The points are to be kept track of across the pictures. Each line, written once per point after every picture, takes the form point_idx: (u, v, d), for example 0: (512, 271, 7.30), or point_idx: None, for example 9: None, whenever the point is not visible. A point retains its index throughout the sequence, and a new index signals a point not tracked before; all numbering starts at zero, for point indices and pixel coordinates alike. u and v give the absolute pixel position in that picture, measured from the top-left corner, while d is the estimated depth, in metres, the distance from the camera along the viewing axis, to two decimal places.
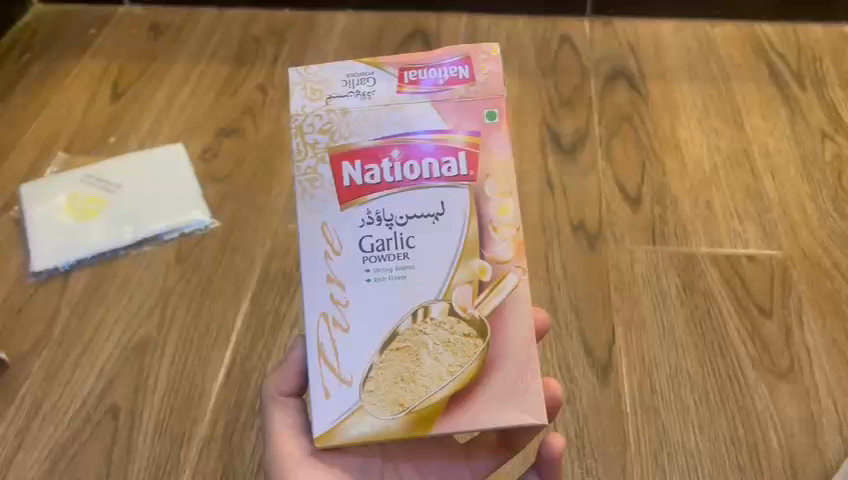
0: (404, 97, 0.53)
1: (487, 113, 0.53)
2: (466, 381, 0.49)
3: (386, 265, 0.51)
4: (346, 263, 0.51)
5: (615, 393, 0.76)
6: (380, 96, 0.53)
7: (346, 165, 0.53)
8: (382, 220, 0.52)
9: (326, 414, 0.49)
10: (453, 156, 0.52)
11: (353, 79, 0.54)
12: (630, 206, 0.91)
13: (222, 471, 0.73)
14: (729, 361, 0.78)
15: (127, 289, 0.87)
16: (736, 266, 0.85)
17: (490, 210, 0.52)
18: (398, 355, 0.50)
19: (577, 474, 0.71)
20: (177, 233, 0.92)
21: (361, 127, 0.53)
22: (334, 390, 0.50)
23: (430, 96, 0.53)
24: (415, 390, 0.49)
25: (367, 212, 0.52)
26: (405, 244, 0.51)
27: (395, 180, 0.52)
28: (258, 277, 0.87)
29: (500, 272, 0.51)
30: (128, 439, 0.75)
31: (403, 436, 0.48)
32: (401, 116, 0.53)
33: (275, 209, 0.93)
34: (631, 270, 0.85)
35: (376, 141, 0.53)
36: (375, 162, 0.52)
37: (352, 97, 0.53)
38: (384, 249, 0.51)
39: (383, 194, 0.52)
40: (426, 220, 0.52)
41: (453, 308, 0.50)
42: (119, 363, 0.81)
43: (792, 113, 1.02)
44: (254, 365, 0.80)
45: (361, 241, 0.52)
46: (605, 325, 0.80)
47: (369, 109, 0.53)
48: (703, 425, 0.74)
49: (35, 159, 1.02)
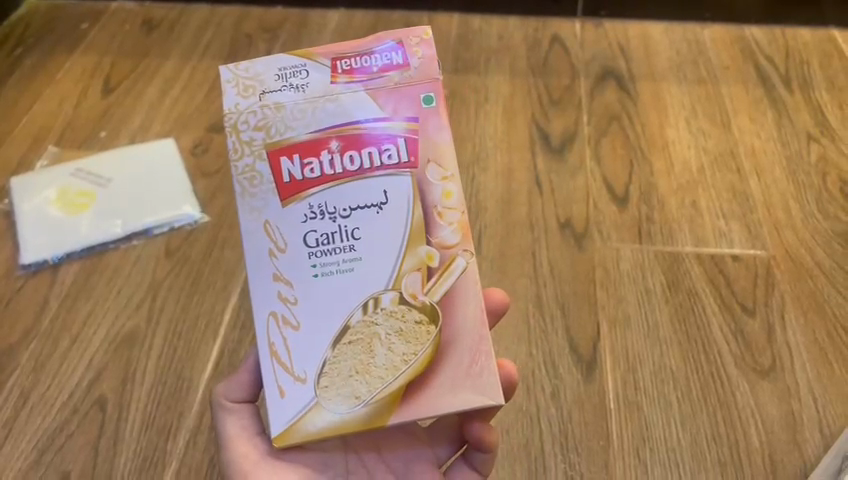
0: (338, 88, 0.53)
1: (423, 98, 0.53)
2: (420, 368, 0.50)
3: (332, 257, 0.51)
4: (292, 259, 0.51)
5: (599, 388, 0.76)
6: (314, 88, 0.53)
7: (284, 160, 0.52)
8: (326, 214, 0.52)
9: (283, 412, 0.49)
10: (392, 143, 0.52)
11: (286, 72, 0.53)
12: (617, 205, 0.92)
13: (208, 464, 0.73)
14: (711, 358, 0.79)
15: (115, 282, 0.87)
16: (720, 265, 0.86)
17: (435, 195, 0.52)
18: (350, 348, 0.50)
19: (562, 468, 0.72)
20: (166, 227, 0.92)
21: (296, 120, 0.52)
22: (289, 388, 0.50)
23: (364, 85, 0.53)
24: (370, 382, 0.49)
25: (310, 206, 0.52)
26: (350, 236, 0.51)
27: (336, 172, 0.52)
28: (247, 272, 0.88)
29: (448, 256, 0.51)
30: (115, 431, 0.75)
31: (362, 428, 0.49)
32: (338, 106, 0.52)
33: None
34: (617, 267, 0.86)
35: (314, 133, 0.52)
36: (315, 155, 0.52)
37: (286, 91, 0.53)
38: (329, 242, 0.51)
39: (325, 187, 0.52)
40: (371, 211, 0.52)
41: (403, 296, 0.51)
42: (106, 355, 0.81)
43: (779, 114, 1.04)
44: (242, 359, 0.80)
45: (306, 236, 0.52)
46: (590, 321, 0.81)
47: (303, 101, 0.52)
48: (685, 422, 0.74)
49: (25, 152, 1.02)
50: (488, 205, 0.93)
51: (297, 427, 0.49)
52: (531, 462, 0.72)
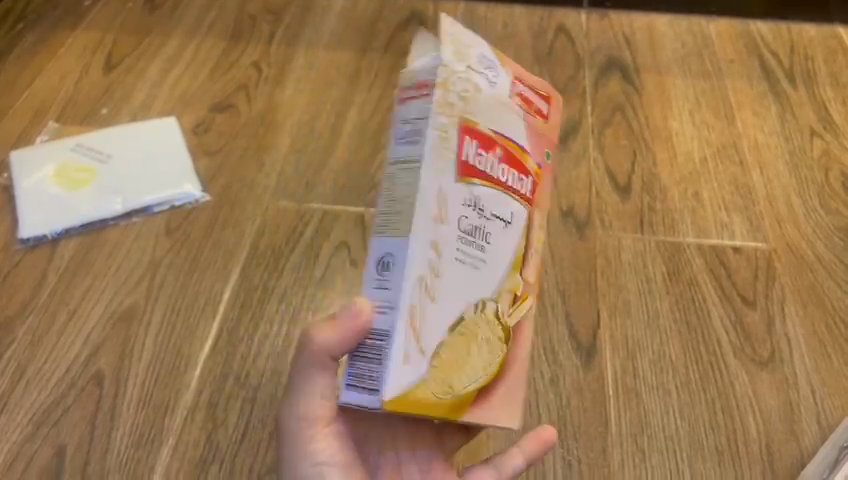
0: (514, 106, 0.50)
1: (546, 152, 0.53)
2: (493, 379, 0.50)
3: (470, 252, 0.48)
4: (448, 236, 0.47)
5: (598, 375, 0.76)
6: (502, 92, 0.50)
7: (468, 139, 0.47)
8: (478, 207, 0.48)
9: (401, 378, 0.45)
10: (526, 177, 0.51)
11: (485, 61, 0.50)
12: (619, 194, 0.92)
13: (206, 440, 0.73)
14: (711, 348, 0.79)
15: (115, 259, 0.87)
16: (722, 256, 0.86)
17: (532, 234, 0.52)
18: (464, 340, 0.47)
19: (558, 453, 0.72)
20: (167, 205, 0.92)
21: (486, 112, 0.48)
22: (412, 358, 0.45)
23: (524, 116, 0.51)
24: (464, 375, 0.47)
25: (472, 193, 0.48)
26: (484, 239, 0.48)
27: (495, 174, 0.49)
28: (247, 252, 0.87)
29: (526, 290, 0.52)
30: (112, 406, 0.75)
31: (440, 416, 0.47)
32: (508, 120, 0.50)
33: (266, 185, 0.94)
34: (618, 256, 0.86)
35: (494, 132, 0.49)
36: (490, 149, 0.48)
37: (487, 81, 0.49)
38: (472, 237, 0.48)
39: (487, 183, 0.48)
40: (500, 223, 0.49)
41: (502, 309, 0.50)
42: (105, 331, 0.81)
43: (782, 109, 1.03)
44: (240, 338, 0.80)
45: (461, 220, 0.47)
46: (590, 309, 0.81)
47: (496, 99, 0.49)
48: (683, 410, 0.75)
49: (25, 126, 1.01)
50: None
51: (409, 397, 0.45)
52: None
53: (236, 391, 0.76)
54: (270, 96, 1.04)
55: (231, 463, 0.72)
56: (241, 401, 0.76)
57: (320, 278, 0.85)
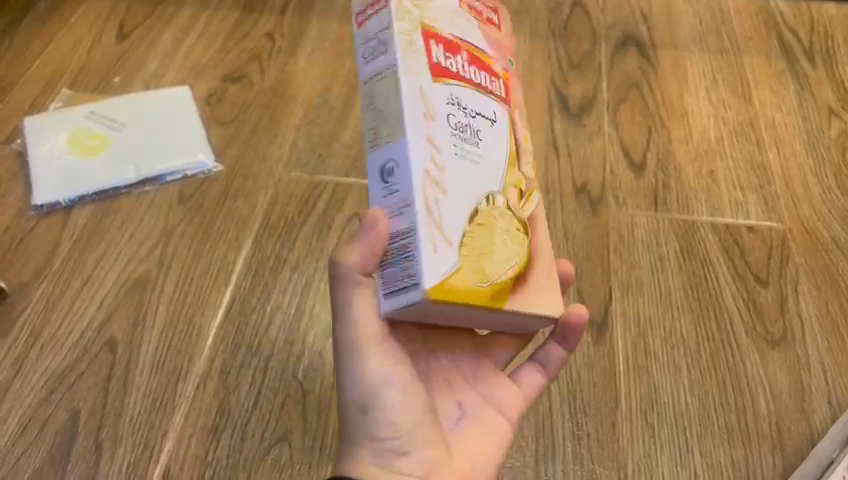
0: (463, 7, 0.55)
1: (510, 57, 0.59)
2: (523, 267, 0.51)
3: (468, 145, 0.51)
4: (439, 129, 0.50)
5: (609, 351, 0.76)
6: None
7: (434, 44, 0.52)
8: (461, 106, 0.51)
9: (435, 268, 0.46)
10: (499, 79, 0.55)
11: None
12: (634, 171, 0.92)
13: (219, 408, 0.74)
14: (722, 326, 0.79)
15: (128, 227, 0.87)
16: (735, 235, 0.86)
17: (518, 130, 0.56)
18: (483, 229, 0.49)
19: (568, 427, 0.72)
20: (179, 175, 0.92)
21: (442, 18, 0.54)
22: (440, 247, 0.47)
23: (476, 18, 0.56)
24: (493, 263, 0.49)
25: (449, 92, 0.51)
26: (476, 136, 0.52)
27: (466, 75, 0.53)
28: (260, 222, 0.87)
29: (532, 187, 0.55)
30: (125, 371, 0.76)
31: (485, 306, 0.48)
32: (466, 27, 0.55)
33: (279, 156, 0.93)
34: (632, 233, 0.85)
35: (454, 36, 0.54)
36: (454, 54, 0.53)
37: None
38: (465, 133, 0.51)
39: (456, 82, 0.52)
40: (488, 123, 0.53)
41: (509, 204, 0.52)
42: (118, 298, 0.81)
43: (800, 89, 1.02)
44: (253, 307, 0.80)
45: (448, 118, 0.50)
46: (602, 285, 0.81)
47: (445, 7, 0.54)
48: (694, 386, 0.75)
49: (38, 94, 1.00)
50: None
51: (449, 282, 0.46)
52: (538, 420, 0.72)
53: (247, 361, 0.77)
54: (283, 67, 1.03)
55: (243, 430, 0.73)
56: (253, 370, 0.76)
57: (332, 251, 0.85)
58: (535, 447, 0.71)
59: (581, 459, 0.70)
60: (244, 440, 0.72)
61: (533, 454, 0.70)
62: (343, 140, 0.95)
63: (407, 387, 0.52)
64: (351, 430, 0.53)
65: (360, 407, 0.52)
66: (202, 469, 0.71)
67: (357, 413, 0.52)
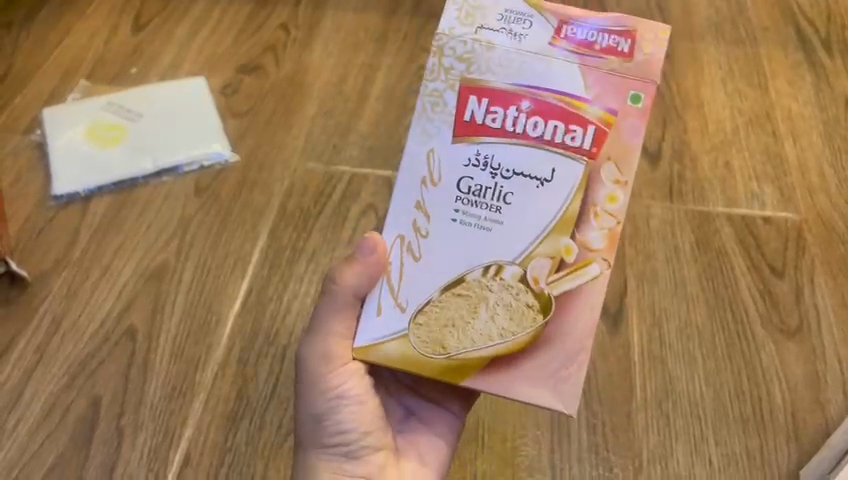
0: (555, 51, 0.49)
1: (632, 95, 0.48)
2: (510, 351, 0.48)
3: (477, 212, 0.49)
4: (439, 196, 0.49)
5: (625, 341, 0.76)
6: (531, 42, 0.49)
7: (471, 99, 0.49)
8: (487, 166, 0.49)
9: (373, 329, 0.49)
10: (580, 126, 0.48)
11: (511, 16, 0.50)
12: (649, 159, 0.92)
13: (237, 395, 0.74)
14: (738, 317, 0.78)
15: (146, 217, 0.88)
16: (750, 225, 0.86)
17: (598, 193, 0.49)
18: (460, 302, 0.49)
19: (584, 417, 0.71)
20: (196, 165, 0.93)
21: (497, 66, 0.49)
22: (388, 311, 0.49)
23: (580, 58, 0.48)
24: (461, 338, 0.48)
25: (475, 153, 0.49)
26: (500, 198, 0.48)
27: (515, 131, 0.48)
28: (276, 213, 0.88)
29: (584, 257, 0.48)
30: (145, 360, 0.76)
31: (432, 375, 0.48)
32: (544, 70, 0.48)
33: (295, 147, 0.94)
34: (647, 224, 0.85)
35: (510, 85, 0.49)
36: (501, 106, 0.49)
37: (502, 34, 0.49)
38: (478, 197, 0.49)
39: (495, 140, 0.49)
40: (530, 182, 0.48)
41: (525, 276, 0.48)
42: (137, 288, 0.82)
43: (817, 79, 1.02)
44: (270, 296, 0.81)
45: (460, 181, 0.49)
46: (618, 274, 0.81)
47: (515, 51, 0.49)
48: (709, 376, 0.74)
49: (57, 84, 1.01)
50: None
51: (379, 349, 0.49)
52: (552, 409, 0.71)
53: (265, 349, 0.77)
54: (298, 58, 1.03)
55: (261, 418, 0.73)
56: (270, 358, 0.77)
57: (348, 241, 0.86)
58: (550, 435, 0.70)
59: (596, 448, 0.70)
60: (263, 427, 0.73)
61: (550, 442, 0.70)
62: (359, 131, 0.95)
63: (365, 397, 0.51)
64: (305, 437, 0.52)
65: (313, 416, 0.52)
66: (221, 454, 0.71)
67: (311, 421, 0.52)
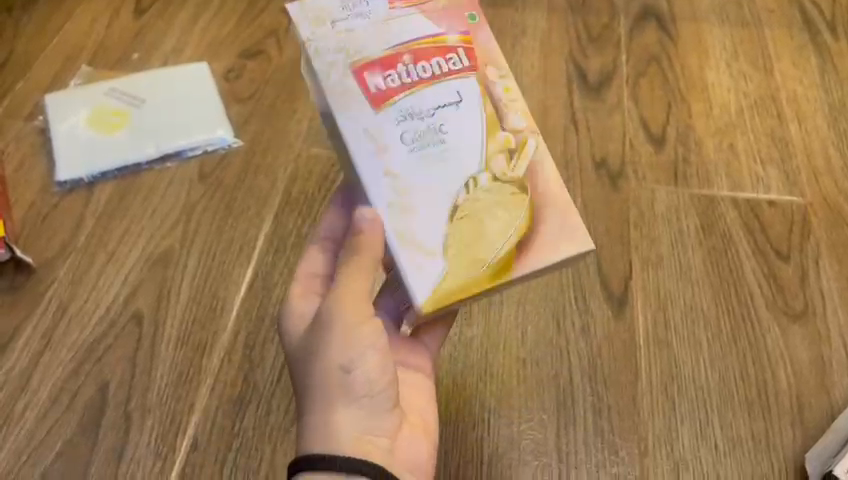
0: (396, 11, 0.59)
1: (468, 16, 0.60)
2: (525, 230, 0.55)
3: (429, 149, 0.56)
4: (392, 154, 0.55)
5: (630, 324, 0.76)
6: (377, 13, 0.58)
7: (369, 76, 0.56)
8: (414, 115, 0.56)
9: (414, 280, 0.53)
10: (455, 53, 0.58)
11: (349, 3, 0.58)
12: (653, 145, 0.92)
13: (243, 380, 0.73)
14: (743, 300, 0.78)
15: (151, 203, 0.88)
16: (756, 209, 0.86)
17: (497, 91, 0.59)
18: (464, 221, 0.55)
19: (589, 401, 0.71)
20: (200, 150, 0.93)
21: (366, 42, 0.57)
22: (418, 260, 0.53)
23: (418, 8, 0.59)
24: (487, 248, 0.54)
25: (399, 110, 0.56)
26: (440, 131, 0.56)
27: (413, 80, 0.57)
28: (280, 198, 0.88)
29: (519, 139, 0.58)
30: (151, 346, 0.76)
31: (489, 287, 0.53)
32: (397, 27, 0.58)
33: (298, 132, 0.94)
34: (651, 209, 0.86)
35: (388, 50, 0.57)
36: (393, 68, 0.57)
37: (357, 20, 0.58)
38: (425, 137, 0.56)
39: (406, 94, 0.56)
40: (452, 108, 0.57)
41: (495, 174, 0.56)
42: (142, 273, 0.82)
43: (823, 61, 1.01)
44: (275, 282, 0.81)
45: (401, 134, 0.55)
46: (623, 259, 0.81)
47: (373, 25, 0.58)
48: (714, 360, 0.74)
49: (59, 71, 1.01)
50: None
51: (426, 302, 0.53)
52: (558, 393, 0.72)
53: (270, 334, 0.76)
54: (300, 42, 1.03)
55: (268, 403, 0.72)
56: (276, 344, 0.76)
57: None
58: (556, 418, 0.70)
59: (602, 431, 0.69)
60: (270, 412, 0.71)
61: (555, 425, 0.70)
62: None
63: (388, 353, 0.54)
64: (330, 393, 0.52)
65: (345, 367, 0.52)
66: (228, 440, 0.70)
67: (339, 374, 0.52)
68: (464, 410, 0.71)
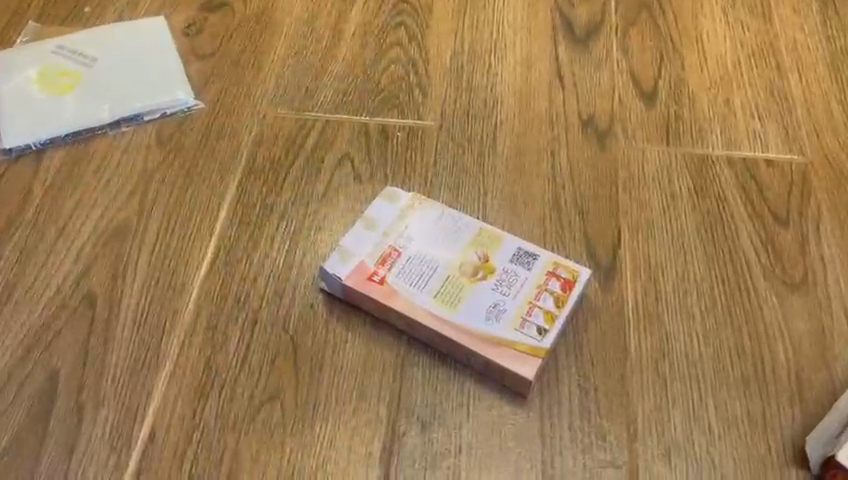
0: (439, 206, 0.75)
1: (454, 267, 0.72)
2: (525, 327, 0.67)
3: (492, 292, 0.68)
4: (498, 255, 0.71)
5: (618, 297, 0.71)
6: (422, 233, 0.73)
7: (432, 210, 0.75)
8: (478, 279, 0.69)
9: (526, 288, 0.69)
10: (476, 252, 0.71)
11: (404, 211, 0.74)
12: (644, 100, 0.87)
13: (204, 365, 0.68)
14: (738, 269, 0.73)
15: (105, 172, 0.82)
16: (752, 169, 0.80)
17: (493, 252, 0.71)
18: (506, 330, 0.66)
19: (575, 381, 0.66)
20: (158, 113, 0.86)
21: (428, 205, 0.75)
22: (534, 280, 0.69)
23: (440, 209, 0.75)
24: (517, 337, 0.66)
25: (460, 246, 0.72)
26: (494, 287, 0.69)
27: (461, 242, 0.72)
28: (244, 165, 0.82)
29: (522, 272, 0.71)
30: (106, 328, 0.70)
31: (528, 341, 0.65)
32: (438, 240, 0.72)
33: (264, 91, 0.88)
34: (642, 169, 0.81)
35: (446, 212, 0.74)
36: (455, 217, 0.74)
37: (425, 201, 0.75)
38: (496, 284, 0.69)
39: (461, 232, 0.73)
40: (495, 253, 0.71)
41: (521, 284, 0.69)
42: (96, 249, 0.76)
43: (825, 7, 0.95)
44: (239, 256, 0.75)
45: (487, 276, 0.69)
46: (611, 226, 0.76)
47: (429, 230, 0.73)
48: (708, 334, 0.69)
49: (5, 27, 0.94)
50: (505, 97, 0.87)
51: None
52: (541, 373, 0.67)
53: (235, 314, 0.71)
54: None
55: (231, 390, 0.67)
56: (240, 324, 0.70)
57: (323, 194, 0.79)
58: (539, 401, 0.65)
59: (588, 415, 0.65)
60: (234, 399, 0.66)
61: (538, 409, 0.65)
62: (332, 73, 0.90)
63: None
64: None
65: None
66: (189, 431, 0.65)
67: None
68: (441, 393, 0.66)
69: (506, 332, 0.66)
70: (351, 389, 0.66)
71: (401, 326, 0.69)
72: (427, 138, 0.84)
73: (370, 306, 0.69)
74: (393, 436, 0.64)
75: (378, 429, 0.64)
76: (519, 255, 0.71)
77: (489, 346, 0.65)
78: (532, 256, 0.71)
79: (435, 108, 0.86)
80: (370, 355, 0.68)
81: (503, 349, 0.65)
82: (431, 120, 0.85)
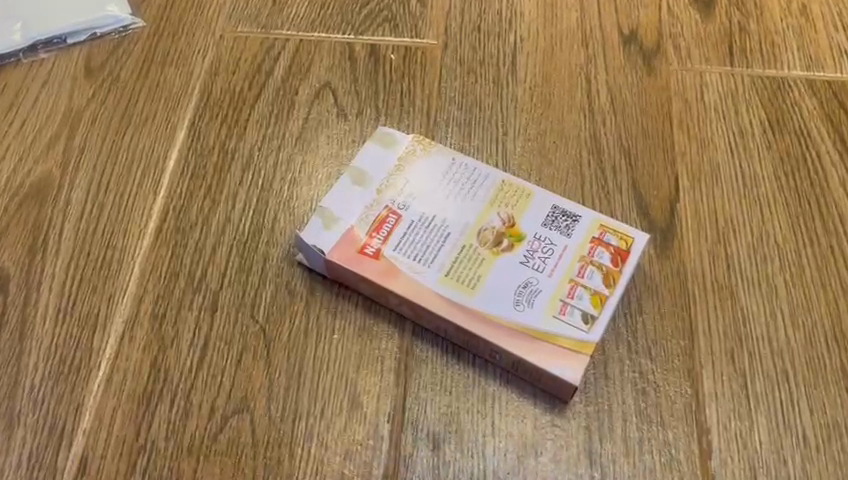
0: (449, 153, 0.58)
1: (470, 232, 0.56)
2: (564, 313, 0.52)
3: (522, 268, 0.53)
4: (528, 218, 0.55)
5: (680, 267, 0.56)
6: (428, 189, 0.56)
7: (440, 158, 0.58)
8: (503, 249, 0.53)
9: (567, 261, 0.53)
10: (498, 214, 0.55)
11: (404, 160, 0.58)
12: (699, 10, 0.69)
13: (150, 367, 0.53)
14: (830, 225, 0.58)
15: (18, 112, 0.64)
16: (840, 96, 0.64)
17: (521, 213, 0.55)
18: (542, 318, 0.50)
19: (630, 380, 0.51)
20: (86, 35, 0.68)
21: (435, 153, 0.58)
22: (576, 250, 0.53)
23: (451, 158, 0.58)
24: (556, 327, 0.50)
25: (479, 206, 0.56)
26: (524, 259, 0.53)
27: (479, 200, 0.56)
28: (197, 100, 0.65)
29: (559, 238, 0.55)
30: (21, 321, 0.54)
31: (571, 332, 0.50)
32: (448, 198, 0.56)
33: (221, 6, 0.70)
34: (701, 98, 0.64)
35: (459, 161, 0.58)
36: (471, 166, 0.58)
37: (431, 147, 0.59)
38: (526, 257, 0.53)
39: (480, 187, 0.57)
40: (524, 214, 0.55)
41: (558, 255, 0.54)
42: (7, 215, 0.59)
43: None
44: (193, 221, 0.58)
45: (514, 245, 0.54)
46: (666, 172, 0.60)
47: (438, 184, 0.57)
48: (797, 313, 0.54)
49: None
50: (524, 7, 0.69)
51: None
52: (587, 372, 0.52)
53: (188, 298, 0.55)
54: None
55: (186, 401, 0.51)
56: (196, 312, 0.55)
57: (298, 137, 0.62)
58: (586, 408, 0.51)
59: (650, 426, 0.50)
60: (189, 413, 0.51)
61: (584, 419, 0.50)
62: None
63: None
64: None
65: None
66: (132, 458, 0.50)
67: None
68: (459, 400, 0.51)
69: (541, 320, 0.50)
70: (342, 396, 0.51)
71: (403, 311, 0.53)
72: (428, 62, 0.66)
73: (362, 286, 0.54)
74: (398, 460, 0.49)
75: (378, 450, 0.50)
76: (554, 217, 0.55)
77: (519, 338, 0.50)
78: (572, 218, 0.55)
79: (438, 23, 0.68)
80: (365, 350, 0.53)
81: (537, 342, 0.50)
82: (432, 39, 0.67)
